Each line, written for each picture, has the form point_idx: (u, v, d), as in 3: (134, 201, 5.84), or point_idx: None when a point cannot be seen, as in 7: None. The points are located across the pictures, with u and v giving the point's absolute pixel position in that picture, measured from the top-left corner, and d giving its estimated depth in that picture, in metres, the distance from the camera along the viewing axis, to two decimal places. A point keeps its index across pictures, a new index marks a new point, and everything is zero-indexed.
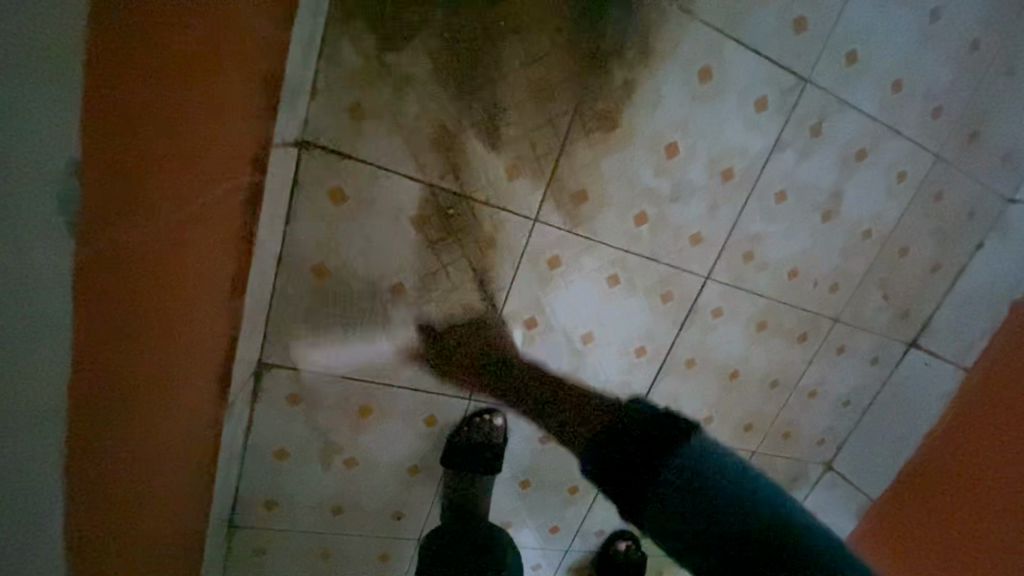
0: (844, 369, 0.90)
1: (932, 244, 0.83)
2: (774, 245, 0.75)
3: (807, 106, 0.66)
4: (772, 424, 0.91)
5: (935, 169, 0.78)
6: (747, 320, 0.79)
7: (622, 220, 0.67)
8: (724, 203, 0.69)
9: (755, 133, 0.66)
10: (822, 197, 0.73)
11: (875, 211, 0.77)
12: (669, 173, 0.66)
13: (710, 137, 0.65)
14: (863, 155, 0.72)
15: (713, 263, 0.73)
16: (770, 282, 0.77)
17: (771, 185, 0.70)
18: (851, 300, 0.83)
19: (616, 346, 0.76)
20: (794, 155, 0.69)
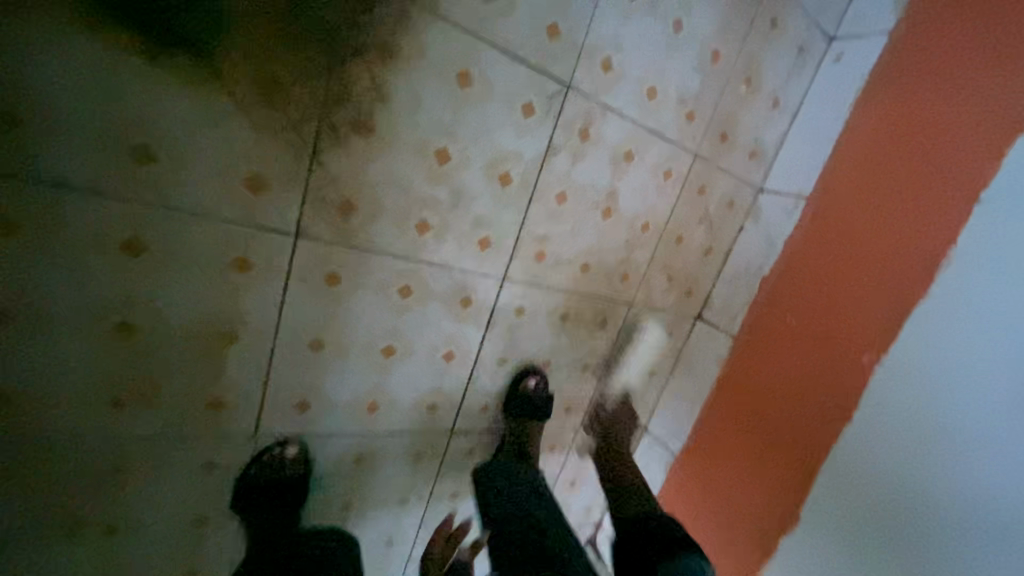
0: (645, 345, 1.00)
1: (702, 230, 0.95)
2: (565, 244, 0.79)
3: (570, 111, 0.69)
4: (589, 402, 0.99)
5: (695, 166, 0.88)
6: (550, 314, 0.84)
7: (399, 229, 0.64)
8: (506, 206, 0.71)
9: (525, 137, 0.68)
10: (600, 196, 0.78)
11: (650, 206, 0.85)
12: (445, 181, 0.64)
13: (479, 142, 0.65)
14: (631, 156, 0.79)
15: (506, 265, 0.75)
16: (564, 276, 0.82)
17: (551, 187, 0.73)
18: (642, 285, 0.92)
19: (420, 356, 0.74)
20: (566, 159, 0.72)
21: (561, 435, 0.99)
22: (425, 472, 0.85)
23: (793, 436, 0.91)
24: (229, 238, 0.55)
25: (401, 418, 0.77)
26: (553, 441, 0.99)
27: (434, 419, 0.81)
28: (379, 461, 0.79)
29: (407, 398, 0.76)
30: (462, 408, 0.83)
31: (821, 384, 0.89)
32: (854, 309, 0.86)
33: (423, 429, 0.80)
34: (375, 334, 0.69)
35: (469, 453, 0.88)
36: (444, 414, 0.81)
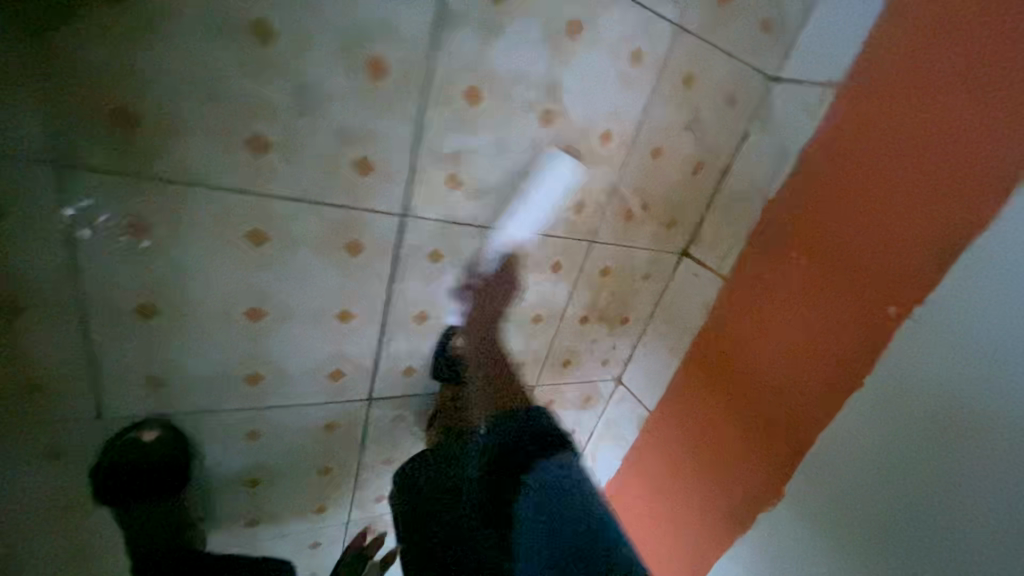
0: (613, 290, 0.82)
1: (693, 139, 0.71)
2: (486, 165, 0.58)
3: None
4: (546, 358, 0.84)
5: (679, 43, 0.61)
6: (479, 258, 0.66)
7: (223, 150, 0.46)
8: (385, 112, 0.50)
9: (395, 0, 0.45)
10: (531, 94, 0.56)
11: (611, 106, 0.62)
12: (277, 74, 0.44)
13: (318, 10, 0.43)
14: (574, 29, 0.54)
15: (404, 196, 0.56)
16: (493, 209, 0.62)
17: (452, 79, 0.51)
18: (605, 216, 0.72)
19: (303, 318, 0.59)
20: (469, 35, 0.49)
21: None
22: (346, 443, 0.74)
23: (783, 407, 0.71)
24: None
25: (297, 389, 0.64)
26: None
27: (342, 387, 0.67)
28: (282, 435, 0.67)
29: (299, 367, 0.62)
30: (377, 374, 0.69)
31: (825, 344, 0.67)
32: (883, 242, 0.61)
33: (331, 399, 0.68)
34: (230, 294, 0.54)
35: (398, 419, 0.76)
36: (354, 381, 0.68)
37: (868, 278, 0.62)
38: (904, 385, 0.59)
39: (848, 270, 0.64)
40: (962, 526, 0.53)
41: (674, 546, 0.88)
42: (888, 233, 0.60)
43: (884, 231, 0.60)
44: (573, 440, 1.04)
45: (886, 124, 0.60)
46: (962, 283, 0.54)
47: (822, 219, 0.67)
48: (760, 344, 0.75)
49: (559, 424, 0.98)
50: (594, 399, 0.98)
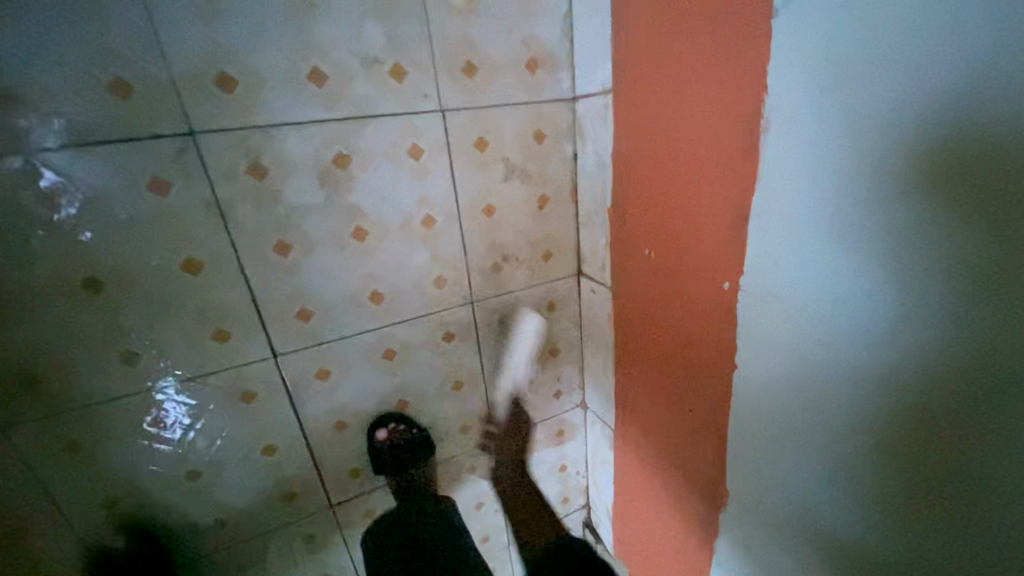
0: (523, 332, 0.86)
1: (520, 182, 0.75)
2: (327, 290, 0.67)
3: (219, 157, 0.57)
4: (489, 412, 0.89)
5: (451, 120, 0.67)
6: (368, 358, 0.74)
7: (110, 369, 0.59)
8: (218, 290, 0.62)
9: (185, 215, 0.58)
10: (335, 222, 0.65)
11: (417, 195, 0.68)
12: (121, 303, 0.58)
13: (129, 247, 0.57)
14: (345, 160, 0.63)
15: (270, 341, 0.66)
16: (356, 318, 0.70)
17: (260, 244, 0.62)
18: (470, 277, 0.77)
19: (236, 463, 0.70)
20: (255, 209, 0.60)
21: (476, 454, 0.90)
22: (331, 548, 0.82)
23: (692, 407, 0.68)
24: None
25: (262, 519, 0.75)
26: (471, 463, 0.90)
27: (302, 504, 0.77)
28: (270, 559, 0.77)
29: (254, 501, 0.73)
30: (327, 482, 0.78)
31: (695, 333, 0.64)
32: (696, 221, 0.59)
33: (297, 517, 0.77)
34: (167, 467, 0.66)
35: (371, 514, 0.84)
36: (310, 496, 0.77)
37: (697, 243, 0.59)
38: (762, 363, 0.55)
39: (686, 241, 0.61)
40: (847, 505, 0.50)
41: (673, 570, 0.84)
42: (695, 212, 0.58)
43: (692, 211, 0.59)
44: (569, 473, 1.04)
45: (660, 108, 0.59)
46: (760, 249, 0.51)
47: (646, 194, 0.66)
48: (656, 344, 0.72)
49: (543, 465, 0.99)
50: (567, 430, 0.99)
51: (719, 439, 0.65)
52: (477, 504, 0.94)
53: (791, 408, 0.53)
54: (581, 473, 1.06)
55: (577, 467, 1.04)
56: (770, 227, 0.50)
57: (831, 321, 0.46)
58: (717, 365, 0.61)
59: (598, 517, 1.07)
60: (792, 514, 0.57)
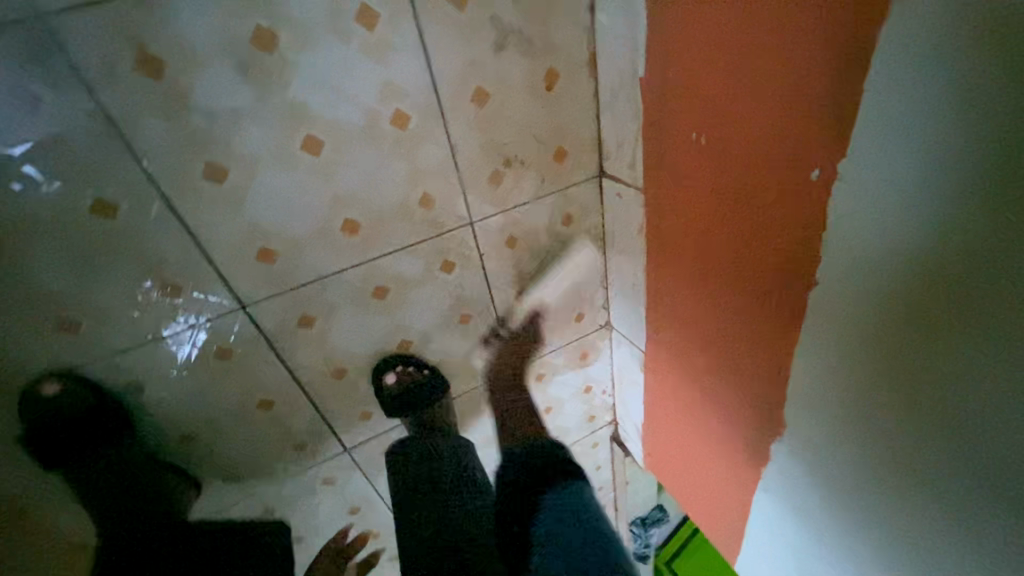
0: (536, 252, 0.72)
1: (518, 55, 0.56)
2: (288, 224, 0.54)
3: (90, 48, 0.40)
4: (504, 343, 0.79)
5: None
6: (355, 298, 0.63)
7: (49, 340, 0.50)
8: (149, 235, 0.49)
9: (72, 139, 0.43)
10: (278, 132, 0.49)
11: (381, 85, 0.51)
12: (31, 265, 0.46)
13: (12, 190, 0.43)
14: (271, 38, 0.45)
15: (233, 289, 0.55)
16: (331, 254, 0.58)
17: (185, 171, 0.47)
18: (466, 191, 0.62)
19: (231, 421, 0.64)
20: (165, 121, 0.45)
21: (494, 386, 0.83)
22: (354, 488, 0.80)
23: (748, 330, 0.57)
24: None
25: (275, 470, 0.71)
26: (490, 395, 0.84)
27: (314, 452, 0.73)
28: (292, 505, 0.75)
29: (262, 455, 0.68)
30: (337, 429, 0.73)
31: (758, 242, 0.50)
32: (774, 84, 0.42)
33: (312, 464, 0.74)
34: (152, 434, 0.60)
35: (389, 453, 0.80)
36: (321, 444, 0.72)
37: (771, 115, 0.43)
38: (857, 277, 0.42)
39: (755, 114, 0.45)
40: (960, 450, 0.39)
41: (713, 493, 0.80)
42: (773, 69, 0.41)
43: (767, 69, 0.41)
44: (595, 394, 0.98)
45: None
46: (877, 110, 0.35)
47: (698, 51, 0.48)
48: (702, 254, 0.59)
49: (567, 389, 0.93)
50: (592, 353, 0.91)
51: (783, 367, 0.54)
52: (500, 432, 0.90)
53: (892, 326, 0.41)
54: (607, 393, 0.99)
55: (603, 388, 0.98)
56: (896, 74, 0.33)
57: (989, 216, 0.31)
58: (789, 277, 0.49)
59: (626, 433, 1.03)
60: (876, 454, 0.48)
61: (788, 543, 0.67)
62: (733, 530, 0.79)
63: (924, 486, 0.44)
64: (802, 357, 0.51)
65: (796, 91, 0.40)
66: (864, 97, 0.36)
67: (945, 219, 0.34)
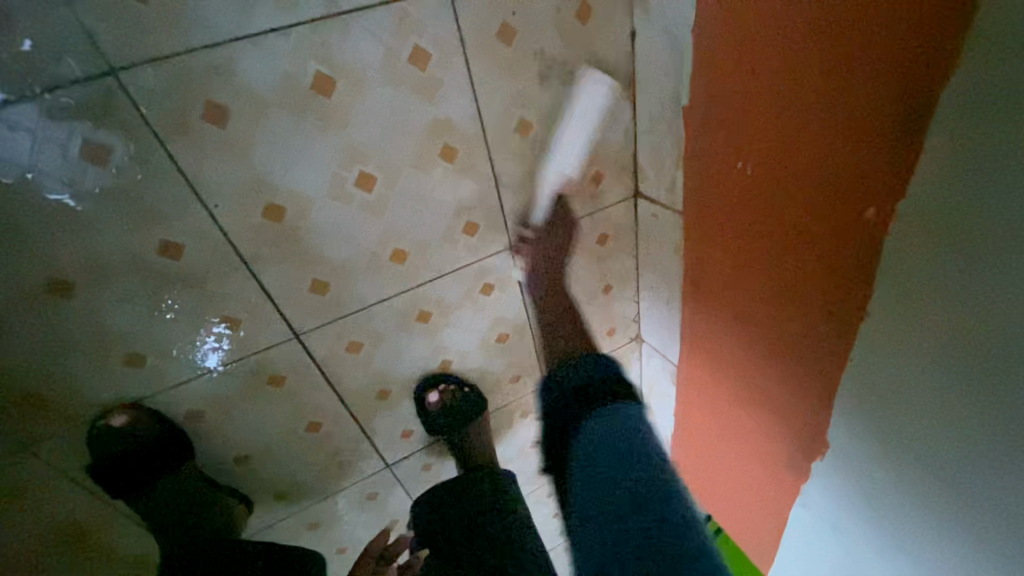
0: (571, 271, 0.74)
1: (560, 85, 0.57)
2: (341, 258, 0.56)
3: (160, 102, 0.42)
4: (539, 359, 0.81)
5: (463, 2, 0.47)
6: (400, 324, 0.64)
7: (116, 374, 0.52)
8: (210, 273, 0.51)
9: (143, 189, 0.45)
10: (332, 172, 0.50)
11: (429, 119, 0.52)
12: (103, 305, 0.48)
13: (85, 237, 0.45)
14: (328, 83, 0.46)
15: (287, 321, 0.57)
16: (379, 282, 0.59)
17: (247, 213, 0.49)
18: (507, 216, 0.63)
19: (282, 443, 0.66)
20: (229, 168, 0.46)
21: (529, 399, 0.85)
22: (393, 500, 0.82)
23: (793, 356, 0.57)
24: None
25: (321, 487, 0.73)
26: (524, 408, 0.86)
27: (357, 469, 0.75)
28: (336, 518, 0.78)
29: (309, 474, 0.71)
30: (379, 447, 0.75)
31: (807, 273, 0.51)
32: (831, 131, 0.42)
33: (354, 480, 0.76)
34: (210, 458, 0.62)
35: (427, 467, 0.82)
36: (365, 460, 0.74)
37: (828, 161, 0.44)
38: (913, 308, 0.43)
39: (809, 158, 0.45)
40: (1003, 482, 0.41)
41: (748, 506, 0.80)
42: (831, 111, 0.41)
43: (826, 111, 0.42)
44: None
45: None
46: (940, 168, 0.36)
47: (750, 93, 0.48)
48: (743, 281, 0.60)
49: None
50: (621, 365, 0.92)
51: (826, 393, 0.55)
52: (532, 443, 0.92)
53: (942, 369, 0.42)
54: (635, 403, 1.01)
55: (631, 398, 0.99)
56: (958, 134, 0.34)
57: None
58: (835, 309, 0.50)
59: None
60: (918, 478, 0.49)
61: (828, 559, 0.68)
62: (766, 543, 0.80)
63: (974, 515, 0.45)
64: (846, 384, 0.52)
65: (857, 141, 0.41)
66: (923, 151, 0.37)
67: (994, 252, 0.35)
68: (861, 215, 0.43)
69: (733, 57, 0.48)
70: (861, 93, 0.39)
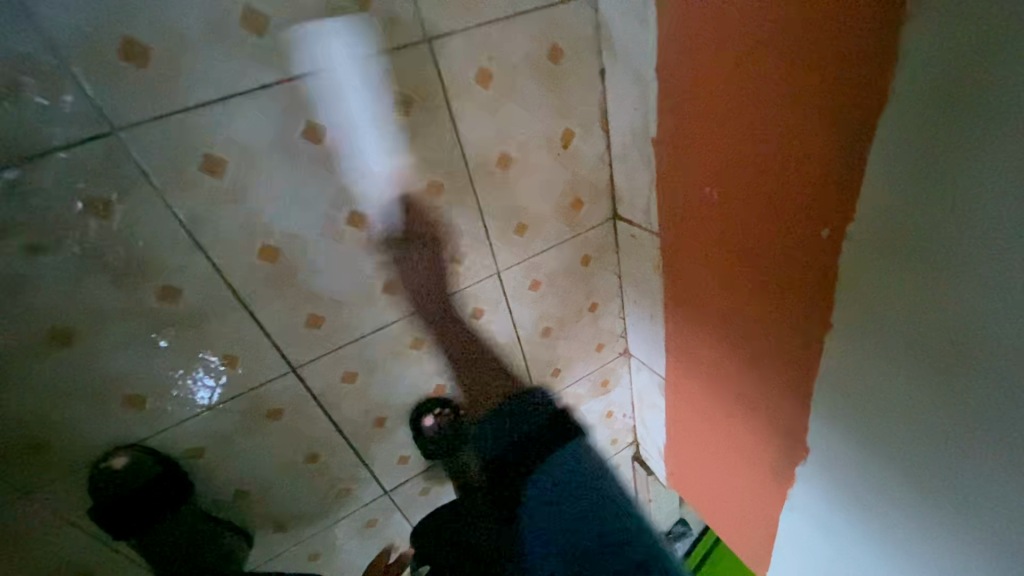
0: (558, 292, 0.77)
1: (537, 121, 0.60)
2: (335, 291, 0.58)
3: (159, 157, 0.44)
4: (531, 378, 0.83)
5: (443, 51, 0.51)
6: (395, 351, 0.66)
7: (118, 417, 0.53)
8: (209, 314, 0.53)
9: (144, 238, 0.47)
10: (325, 212, 0.53)
11: (414, 158, 0.55)
12: (105, 350, 0.50)
13: (87, 287, 0.47)
14: (318, 131, 0.49)
15: (285, 356, 0.59)
16: (373, 312, 0.62)
17: (244, 255, 0.51)
18: (494, 244, 0.66)
19: (282, 475, 0.67)
20: (226, 215, 0.49)
21: (524, 417, 0.87)
22: (394, 526, 0.83)
23: (770, 366, 0.60)
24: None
25: (322, 517, 0.74)
26: None
27: (357, 496, 0.76)
28: (338, 547, 0.78)
29: (310, 504, 0.72)
30: (378, 474, 0.76)
31: (774, 288, 0.54)
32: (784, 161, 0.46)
33: (354, 508, 0.76)
34: (212, 494, 0.63)
35: (426, 490, 0.83)
36: (364, 487, 0.76)
37: (784, 187, 0.48)
38: (870, 314, 0.46)
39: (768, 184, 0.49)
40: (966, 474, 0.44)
41: (740, 511, 0.83)
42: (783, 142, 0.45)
43: (778, 143, 0.46)
44: (617, 417, 1.02)
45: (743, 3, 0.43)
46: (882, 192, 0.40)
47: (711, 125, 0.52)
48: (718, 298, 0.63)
49: (589, 416, 0.96)
50: (612, 379, 0.94)
51: (804, 400, 0.58)
52: None
53: (904, 373, 0.46)
54: (628, 415, 1.03)
55: (624, 411, 1.02)
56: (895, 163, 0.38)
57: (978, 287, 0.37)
58: (803, 321, 0.53)
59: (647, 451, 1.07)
60: (892, 475, 0.52)
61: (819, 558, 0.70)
62: (761, 546, 0.82)
63: (944, 506, 0.48)
64: (821, 390, 0.56)
65: (809, 169, 0.44)
66: (866, 177, 0.41)
67: (933, 264, 0.39)
68: (817, 235, 0.47)
69: (694, 93, 0.52)
70: (808, 127, 0.43)
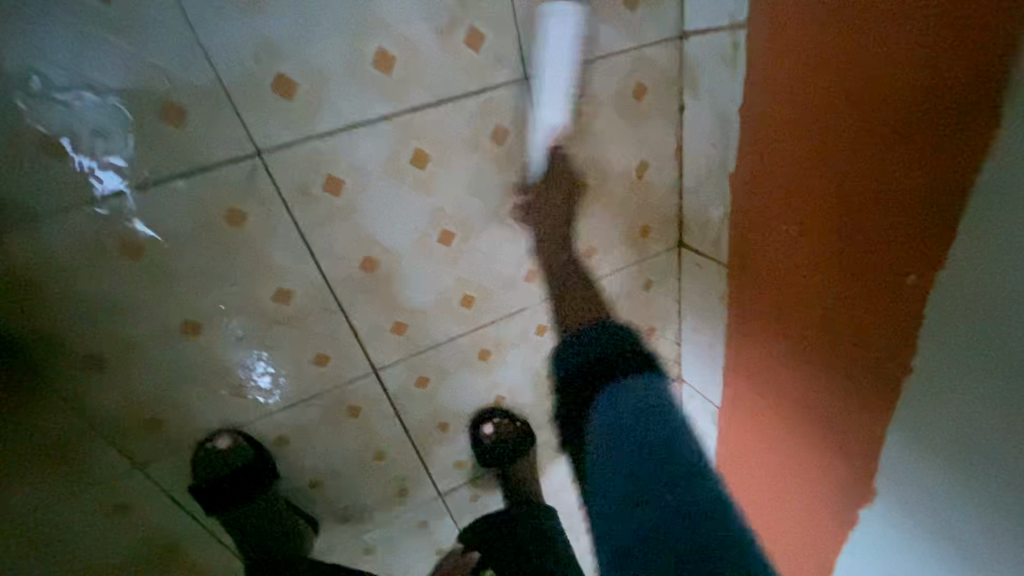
0: (618, 313, 0.79)
1: (616, 151, 0.63)
2: (419, 301, 0.62)
3: (291, 175, 0.50)
4: None
5: (539, 88, 0.55)
6: (463, 360, 0.70)
7: (224, 401, 0.59)
8: (311, 315, 0.58)
9: (269, 245, 0.53)
10: (419, 229, 0.58)
11: (502, 184, 0.59)
12: (223, 341, 0.56)
13: (217, 285, 0.53)
14: (424, 156, 0.54)
15: (368, 357, 0.64)
16: (449, 322, 0.66)
17: (347, 264, 0.56)
18: (564, 263, 0.69)
19: (350, 468, 0.71)
20: (338, 228, 0.54)
21: None
22: (442, 528, 0.86)
23: (839, 406, 0.60)
24: (106, 494, 0.59)
25: (380, 512, 0.78)
26: None
27: (413, 496, 0.79)
28: (390, 543, 0.82)
29: (371, 499, 0.76)
30: (434, 476, 0.79)
31: (851, 329, 0.55)
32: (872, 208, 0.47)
33: (409, 507, 0.80)
34: (290, 480, 0.68)
35: (475, 496, 0.86)
36: (420, 488, 0.79)
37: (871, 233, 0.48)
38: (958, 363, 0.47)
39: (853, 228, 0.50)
40: None
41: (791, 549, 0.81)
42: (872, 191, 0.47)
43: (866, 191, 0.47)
44: None
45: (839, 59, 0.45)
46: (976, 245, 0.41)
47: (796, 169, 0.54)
48: (788, 334, 0.64)
49: None
50: None
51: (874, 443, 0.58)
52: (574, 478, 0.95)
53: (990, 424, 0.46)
54: None
55: None
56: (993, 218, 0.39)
57: None
58: (881, 364, 0.53)
59: None
60: (968, 525, 0.51)
61: None
62: None
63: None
64: (893, 433, 0.55)
65: (899, 218, 0.45)
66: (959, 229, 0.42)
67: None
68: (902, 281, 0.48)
69: (780, 137, 0.54)
70: (900, 178, 0.44)
